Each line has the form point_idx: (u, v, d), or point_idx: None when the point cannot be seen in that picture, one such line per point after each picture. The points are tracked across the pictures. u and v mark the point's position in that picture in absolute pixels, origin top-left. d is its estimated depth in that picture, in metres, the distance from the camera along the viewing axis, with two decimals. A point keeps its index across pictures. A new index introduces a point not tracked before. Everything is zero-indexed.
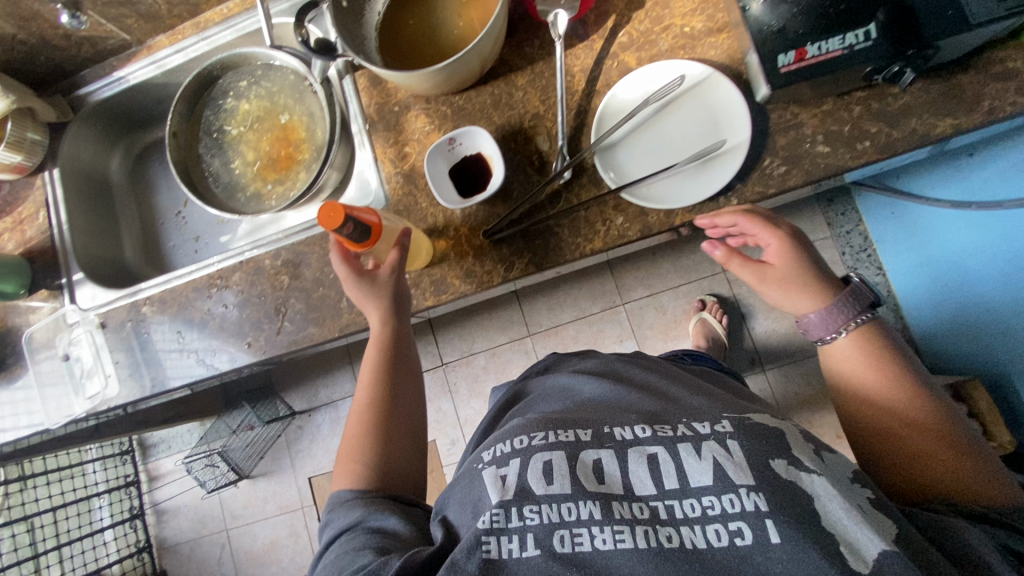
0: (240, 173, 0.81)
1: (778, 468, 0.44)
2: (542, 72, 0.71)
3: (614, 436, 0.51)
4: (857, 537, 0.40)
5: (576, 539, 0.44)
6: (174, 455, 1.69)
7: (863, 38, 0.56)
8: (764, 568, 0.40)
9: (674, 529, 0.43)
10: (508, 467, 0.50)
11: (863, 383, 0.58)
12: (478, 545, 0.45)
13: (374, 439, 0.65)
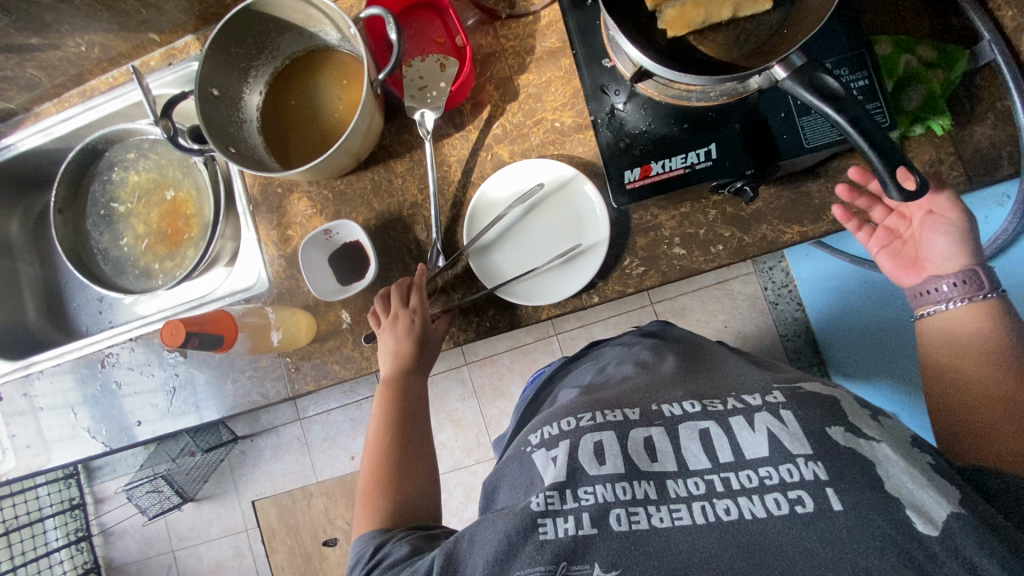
0: (129, 248, 0.83)
1: (836, 435, 0.45)
2: (420, 160, 0.72)
3: (662, 413, 0.52)
4: (924, 501, 0.40)
5: (632, 516, 0.45)
6: (119, 478, 1.69)
7: (704, 158, 0.58)
8: (831, 536, 0.40)
9: (732, 501, 0.44)
10: (557, 449, 0.52)
11: (956, 334, 0.53)
12: (536, 526, 0.46)
13: (388, 481, 0.60)
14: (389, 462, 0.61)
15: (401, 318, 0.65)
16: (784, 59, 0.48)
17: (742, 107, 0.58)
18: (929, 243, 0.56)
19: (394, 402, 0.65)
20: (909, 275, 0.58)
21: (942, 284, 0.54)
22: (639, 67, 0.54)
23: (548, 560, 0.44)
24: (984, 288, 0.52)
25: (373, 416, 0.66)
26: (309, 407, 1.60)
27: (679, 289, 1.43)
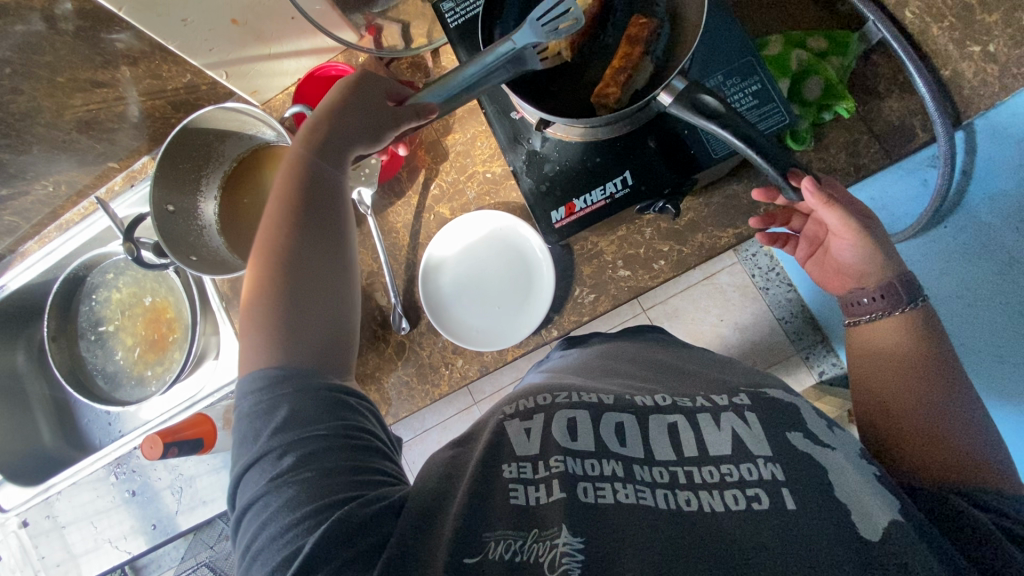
0: (123, 360, 0.88)
1: (795, 440, 0.44)
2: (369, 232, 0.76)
3: (636, 403, 0.50)
4: (867, 507, 0.39)
5: (598, 491, 0.42)
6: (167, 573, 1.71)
7: (620, 186, 0.61)
8: (783, 532, 0.37)
9: (694, 493, 0.41)
10: (532, 421, 0.48)
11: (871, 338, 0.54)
12: (507, 492, 0.43)
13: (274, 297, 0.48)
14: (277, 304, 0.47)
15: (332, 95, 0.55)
16: (667, 85, 0.51)
17: (653, 128, 0.60)
18: (840, 256, 0.58)
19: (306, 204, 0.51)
20: (834, 286, 0.60)
21: (866, 297, 0.55)
22: (539, 117, 0.57)
23: (509, 526, 0.40)
24: (902, 299, 0.53)
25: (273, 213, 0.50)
26: None
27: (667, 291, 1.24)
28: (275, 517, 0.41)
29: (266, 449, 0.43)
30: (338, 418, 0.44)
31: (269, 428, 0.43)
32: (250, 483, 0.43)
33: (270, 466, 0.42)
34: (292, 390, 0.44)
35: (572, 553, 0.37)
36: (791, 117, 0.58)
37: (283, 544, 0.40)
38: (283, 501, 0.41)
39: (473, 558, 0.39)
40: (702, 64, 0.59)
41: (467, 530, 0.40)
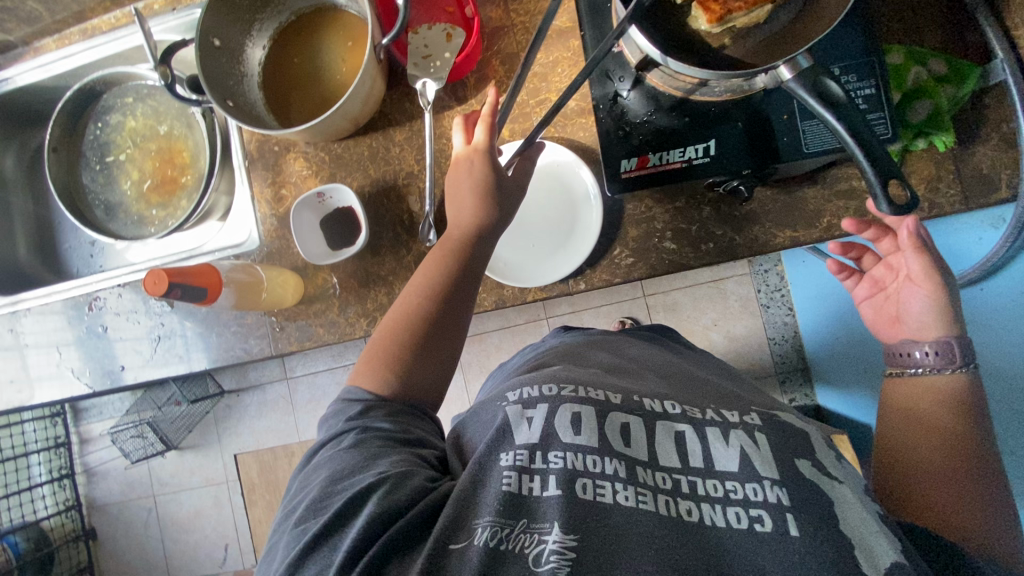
0: (126, 194, 0.84)
1: (803, 467, 0.45)
2: (420, 130, 0.71)
3: (643, 406, 0.52)
4: (874, 544, 0.40)
5: (597, 489, 0.44)
6: (105, 419, 1.69)
7: (702, 154, 0.58)
8: (781, 557, 0.39)
9: (695, 504, 0.43)
10: (534, 410, 0.51)
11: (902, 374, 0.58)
12: (501, 479, 0.46)
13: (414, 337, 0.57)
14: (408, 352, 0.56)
15: (464, 166, 0.60)
16: (792, 59, 0.47)
17: (748, 105, 0.57)
18: (907, 304, 0.56)
19: (450, 269, 0.59)
20: (885, 331, 0.59)
21: (918, 350, 0.54)
22: (644, 54, 0.53)
23: (501, 513, 0.43)
24: (957, 360, 0.52)
25: (430, 270, 0.59)
26: (296, 367, 1.61)
27: (672, 283, 1.26)
28: (321, 486, 0.49)
29: (341, 435, 0.53)
30: (399, 431, 0.53)
31: (348, 419, 0.54)
32: (318, 459, 0.53)
33: (343, 444, 0.52)
34: (379, 412, 0.54)
35: (561, 552, 0.40)
36: (893, 128, 0.55)
37: (316, 508, 0.48)
38: (328, 476, 0.50)
39: (459, 544, 0.42)
40: (824, 52, 0.55)
41: (455, 519, 0.44)
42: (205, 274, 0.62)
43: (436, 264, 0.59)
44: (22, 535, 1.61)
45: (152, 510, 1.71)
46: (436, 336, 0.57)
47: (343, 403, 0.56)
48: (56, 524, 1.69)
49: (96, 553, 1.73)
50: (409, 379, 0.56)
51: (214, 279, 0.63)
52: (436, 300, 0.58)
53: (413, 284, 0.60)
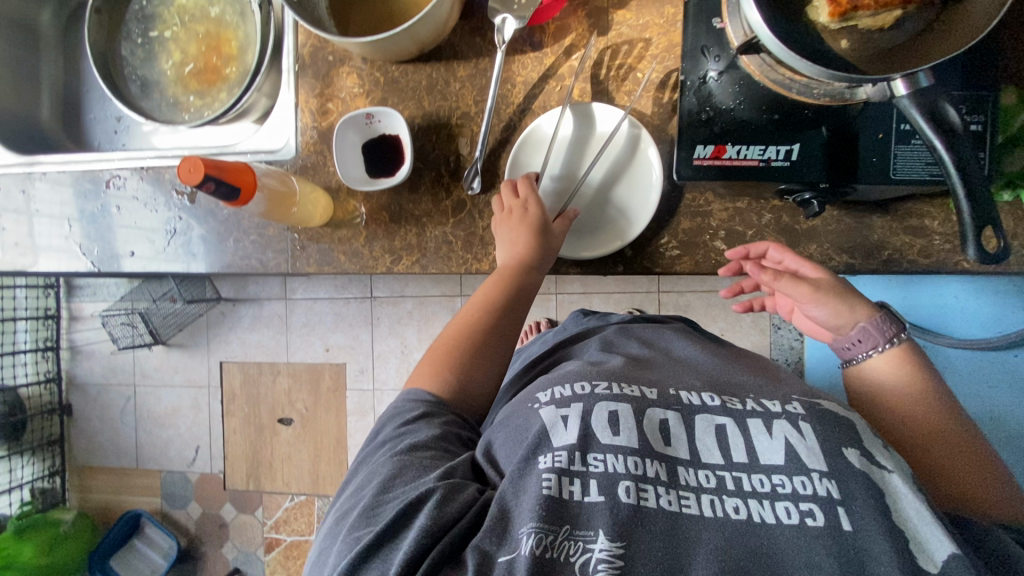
0: (164, 73, 0.79)
1: (851, 456, 0.47)
2: (484, 70, 0.67)
3: (679, 400, 0.55)
4: (927, 537, 0.43)
5: (640, 493, 0.47)
6: (98, 301, 1.68)
7: (782, 157, 0.55)
8: (836, 548, 0.43)
9: (742, 501, 0.46)
10: (569, 411, 0.54)
11: (881, 378, 0.58)
12: (541, 481, 0.48)
13: (471, 346, 0.63)
14: (465, 361, 0.63)
15: (515, 209, 0.63)
16: (913, 74, 0.45)
17: (842, 116, 0.54)
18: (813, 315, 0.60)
19: (505, 289, 0.64)
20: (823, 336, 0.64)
21: (854, 341, 0.59)
22: (755, 35, 0.49)
23: (547, 519, 0.46)
24: (881, 337, 0.58)
25: (486, 289, 0.65)
26: (296, 290, 1.60)
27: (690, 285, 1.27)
28: (373, 488, 0.53)
29: (389, 442, 0.57)
30: (441, 436, 0.57)
31: (392, 430, 0.58)
32: (365, 468, 0.57)
33: (395, 446, 0.56)
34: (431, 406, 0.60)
35: (608, 559, 0.44)
36: (990, 170, 0.52)
37: (369, 515, 0.50)
38: (377, 482, 0.53)
39: (508, 555, 0.45)
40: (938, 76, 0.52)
41: (497, 527, 0.47)
42: (244, 173, 0.58)
43: (493, 286, 0.64)
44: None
45: (129, 398, 1.72)
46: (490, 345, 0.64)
47: (395, 411, 0.61)
48: (33, 393, 1.71)
49: (69, 429, 1.76)
50: (456, 386, 0.62)
51: (250, 180, 0.59)
52: (502, 309, 0.64)
53: (475, 297, 0.66)
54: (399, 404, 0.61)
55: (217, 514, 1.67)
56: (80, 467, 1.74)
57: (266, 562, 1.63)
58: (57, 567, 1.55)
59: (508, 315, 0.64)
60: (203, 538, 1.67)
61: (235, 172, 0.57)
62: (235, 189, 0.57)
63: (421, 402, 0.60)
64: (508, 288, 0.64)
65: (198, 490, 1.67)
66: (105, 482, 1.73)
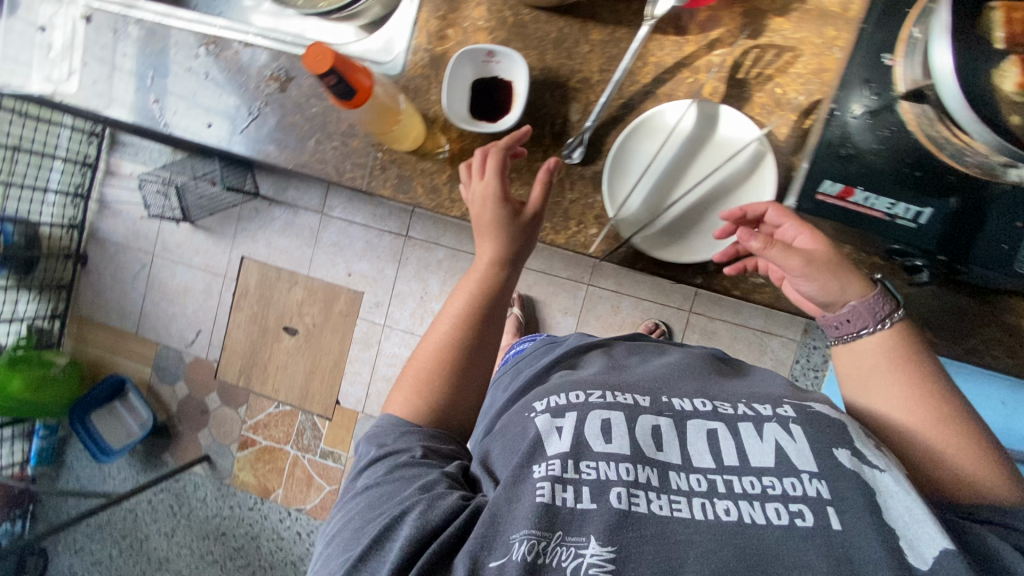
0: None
1: (843, 458, 0.50)
2: (620, 40, 0.63)
3: (672, 406, 0.58)
4: (917, 538, 0.45)
5: (632, 498, 0.50)
6: (137, 163, 1.67)
7: (905, 214, 0.56)
8: (827, 547, 0.45)
9: (732, 503, 0.49)
10: (563, 420, 0.57)
11: (871, 353, 0.59)
12: (535, 490, 0.51)
13: (449, 360, 0.69)
14: (443, 376, 0.68)
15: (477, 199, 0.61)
16: None
17: (975, 189, 0.54)
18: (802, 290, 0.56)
19: (474, 315, 0.72)
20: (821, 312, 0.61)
21: (854, 324, 0.59)
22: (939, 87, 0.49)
23: (536, 526, 0.49)
24: (872, 319, 0.58)
25: (455, 305, 0.74)
26: (334, 208, 1.58)
27: (723, 314, 1.37)
28: (360, 512, 0.57)
29: (364, 480, 0.61)
30: (421, 454, 0.60)
31: (372, 455, 0.62)
32: (350, 494, 0.61)
33: (372, 476, 0.60)
34: (397, 429, 0.65)
35: (600, 563, 0.47)
36: None
37: (357, 535, 0.55)
38: (362, 506, 0.57)
39: (497, 561, 0.49)
40: None
41: (487, 534, 0.50)
42: (363, 79, 0.56)
43: (466, 299, 0.73)
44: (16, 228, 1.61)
45: (144, 267, 1.72)
46: (464, 366, 0.69)
47: (362, 459, 0.63)
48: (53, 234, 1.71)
49: (79, 279, 1.76)
50: (433, 406, 0.67)
51: (366, 88, 0.57)
52: (466, 326, 0.72)
53: (446, 314, 0.73)
54: (372, 432, 0.66)
55: (202, 400, 1.69)
56: (81, 318, 1.76)
57: (237, 458, 1.67)
58: (40, 407, 1.58)
59: (471, 347, 0.71)
60: (183, 418, 1.69)
61: (355, 73, 0.55)
62: (351, 89, 0.55)
63: (397, 426, 0.65)
64: (477, 337, 0.71)
65: (189, 373, 1.69)
66: (102, 339, 1.74)
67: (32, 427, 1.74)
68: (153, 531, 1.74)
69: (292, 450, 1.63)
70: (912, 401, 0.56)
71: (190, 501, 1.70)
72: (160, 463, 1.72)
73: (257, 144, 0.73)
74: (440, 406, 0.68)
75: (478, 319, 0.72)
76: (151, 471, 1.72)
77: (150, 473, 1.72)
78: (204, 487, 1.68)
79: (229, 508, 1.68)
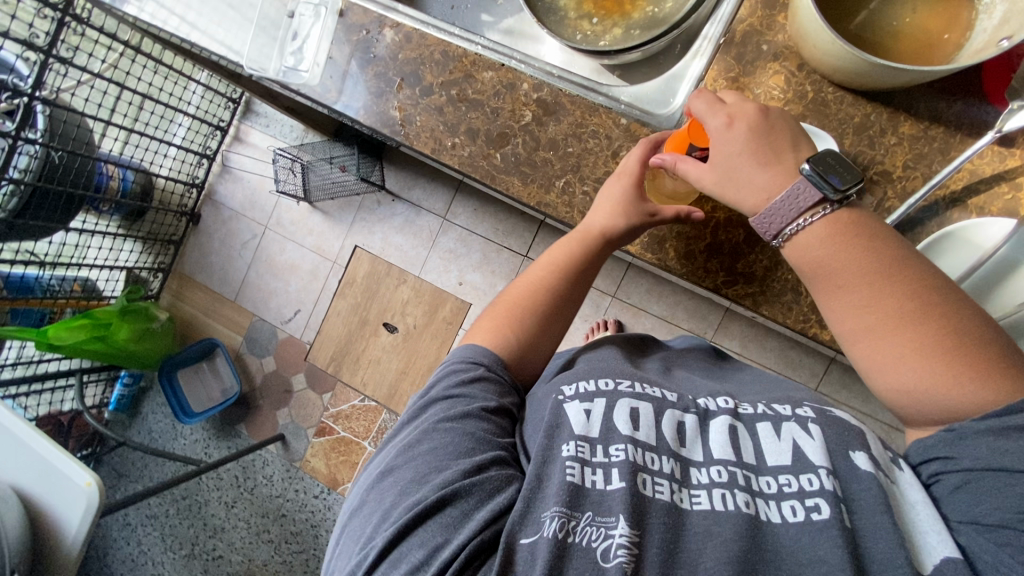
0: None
1: (860, 460, 0.50)
2: (932, 138, 0.63)
3: (699, 405, 0.59)
4: (923, 540, 0.45)
5: (656, 487, 0.50)
6: (269, 135, 1.68)
7: None
8: (834, 540, 0.45)
9: (751, 498, 0.49)
10: (593, 404, 0.57)
11: (810, 250, 0.55)
12: (564, 470, 0.51)
13: (541, 310, 0.68)
14: (532, 323, 0.67)
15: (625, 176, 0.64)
16: None
17: None
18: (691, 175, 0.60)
19: (567, 264, 0.69)
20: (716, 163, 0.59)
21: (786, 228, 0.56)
22: None
23: (563, 504, 0.49)
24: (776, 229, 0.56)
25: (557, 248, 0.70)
26: (458, 215, 1.57)
27: (849, 400, 1.30)
28: (409, 456, 0.55)
29: (413, 427, 0.59)
30: (474, 422, 0.57)
31: (439, 395, 0.60)
32: (395, 437, 0.60)
33: (426, 422, 0.58)
34: (493, 368, 0.62)
35: (624, 546, 0.47)
36: None
37: (403, 490, 0.52)
38: (414, 457, 0.55)
39: (531, 537, 0.49)
40: None
41: (525, 509, 0.50)
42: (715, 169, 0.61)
43: (573, 247, 0.69)
44: (141, 178, 1.62)
45: (254, 236, 1.73)
46: (553, 314, 0.68)
47: (418, 401, 0.61)
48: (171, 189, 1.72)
49: (187, 237, 1.78)
50: (525, 342, 0.66)
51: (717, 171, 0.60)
52: (563, 276, 0.69)
53: (546, 256, 0.71)
54: (461, 358, 0.64)
55: (287, 379, 1.69)
56: (183, 275, 1.78)
57: (311, 443, 1.66)
58: (138, 357, 1.59)
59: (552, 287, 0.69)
60: (265, 393, 1.69)
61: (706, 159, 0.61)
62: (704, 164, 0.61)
63: (477, 360, 0.63)
64: (559, 284, 0.69)
65: (279, 349, 1.69)
66: (200, 299, 1.76)
67: (117, 374, 1.74)
68: (212, 499, 1.73)
69: (368, 446, 1.61)
70: (870, 305, 0.52)
71: (256, 477, 1.68)
72: (232, 432, 1.71)
73: (497, 171, 0.71)
74: (524, 347, 0.66)
75: (568, 262, 0.69)
76: (223, 439, 1.72)
77: (221, 440, 1.71)
78: (272, 465, 1.67)
79: (292, 490, 1.66)
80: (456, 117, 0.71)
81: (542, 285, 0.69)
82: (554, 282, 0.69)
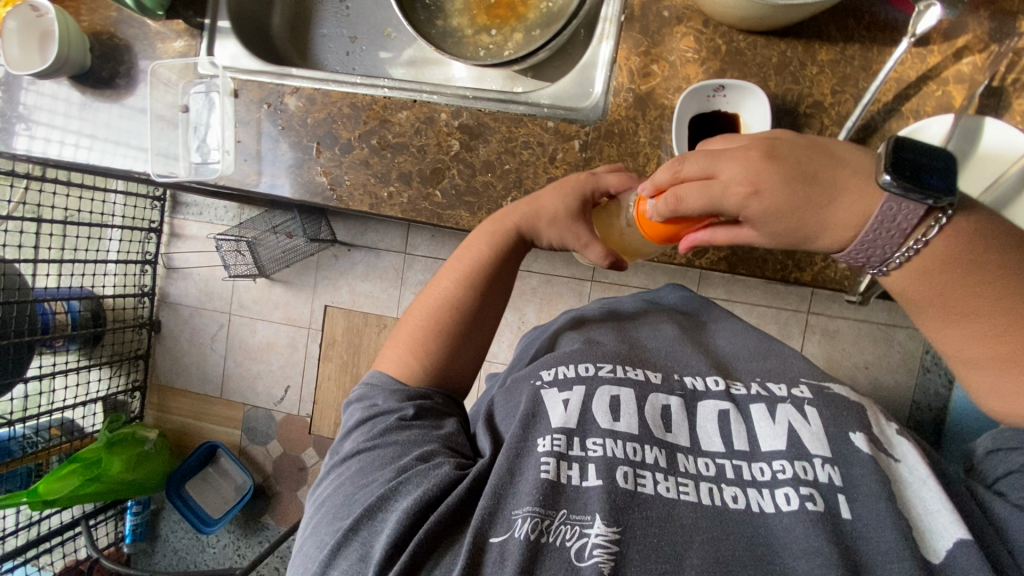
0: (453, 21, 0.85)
1: (857, 441, 0.52)
2: (852, 57, 0.64)
3: (684, 386, 0.60)
4: (930, 526, 0.47)
5: (638, 478, 0.50)
6: (205, 222, 1.62)
7: None
8: (836, 529, 0.47)
9: (742, 490, 0.50)
10: (570, 395, 0.57)
11: (921, 278, 0.50)
12: (539, 466, 0.52)
13: (446, 326, 0.64)
14: (438, 341, 0.64)
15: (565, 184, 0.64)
16: None
17: None
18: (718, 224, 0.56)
19: (472, 274, 0.65)
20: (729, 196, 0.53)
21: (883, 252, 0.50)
22: None
23: (536, 504, 0.49)
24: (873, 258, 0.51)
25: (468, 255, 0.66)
26: (419, 245, 1.53)
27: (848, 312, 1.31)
28: (349, 477, 0.56)
29: (355, 438, 0.59)
30: (418, 433, 0.57)
31: (372, 408, 0.60)
32: (338, 454, 0.60)
33: (361, 440, 0.58)
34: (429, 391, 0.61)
35: (603, 544, 0.46)
36: None
37: (344, 507, 0.53)
38: (349, 472, 0.56)
39: (500, 535, 0.48)
40: None
41: (492, 511, 0.50)
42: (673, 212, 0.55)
43: (486, 248, 0.65)
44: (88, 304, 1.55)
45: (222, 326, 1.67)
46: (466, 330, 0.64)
47: (349, 421, 0.61)
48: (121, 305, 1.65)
49: (153, 348, 1.71)
50: (433, 367, 0.63)
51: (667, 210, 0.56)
52: (469, 286, 0.65)
53: (455, 262, 0.67)
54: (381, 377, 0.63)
55: (298, 457, 1.63)
56: (161, 387, 1.71)
57: None
58: (141, 484, 1.53)
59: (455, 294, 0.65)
60: (280, 478, 1.64)
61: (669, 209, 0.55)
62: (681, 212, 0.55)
63: (384, 385, 0.62)
64: (466, 295, 0.65)
65: (281, 431, 1.64)
66: (186, 405, 1.69)
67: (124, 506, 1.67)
68: None
69: None
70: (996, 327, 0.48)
71: None
72: (259, 527, 1.65)
73: (442, 206, 0.68)
74: (434, 368, 0.63)
75: (473, 271, 0.66)
76: (251, 537, 1.66)
77: (251, 538, 1.65)
78: None
79: None
80: (386, 166, 0.69)
81: (445, 299, 0.66)
82: (457, 292, 0.65)
